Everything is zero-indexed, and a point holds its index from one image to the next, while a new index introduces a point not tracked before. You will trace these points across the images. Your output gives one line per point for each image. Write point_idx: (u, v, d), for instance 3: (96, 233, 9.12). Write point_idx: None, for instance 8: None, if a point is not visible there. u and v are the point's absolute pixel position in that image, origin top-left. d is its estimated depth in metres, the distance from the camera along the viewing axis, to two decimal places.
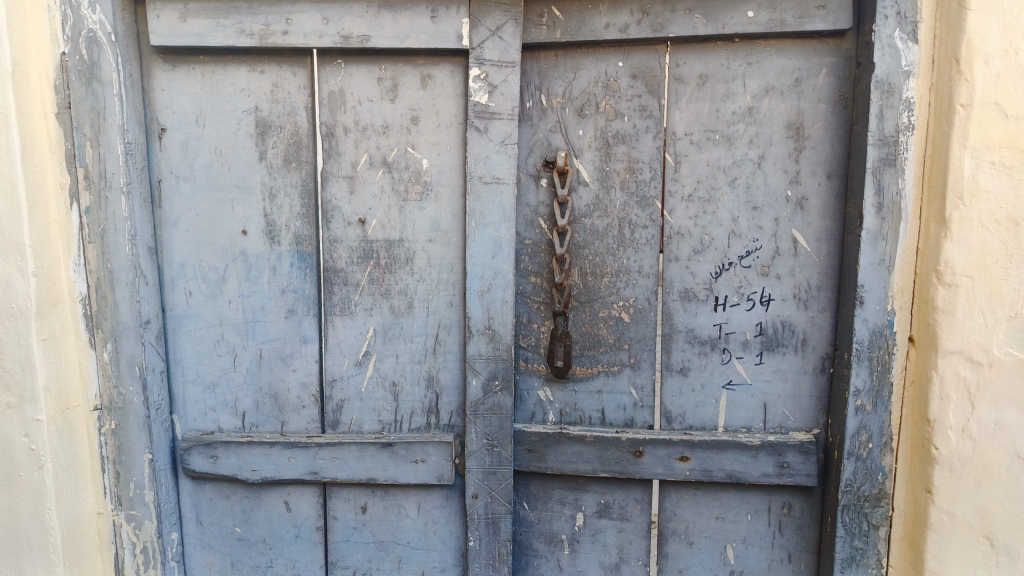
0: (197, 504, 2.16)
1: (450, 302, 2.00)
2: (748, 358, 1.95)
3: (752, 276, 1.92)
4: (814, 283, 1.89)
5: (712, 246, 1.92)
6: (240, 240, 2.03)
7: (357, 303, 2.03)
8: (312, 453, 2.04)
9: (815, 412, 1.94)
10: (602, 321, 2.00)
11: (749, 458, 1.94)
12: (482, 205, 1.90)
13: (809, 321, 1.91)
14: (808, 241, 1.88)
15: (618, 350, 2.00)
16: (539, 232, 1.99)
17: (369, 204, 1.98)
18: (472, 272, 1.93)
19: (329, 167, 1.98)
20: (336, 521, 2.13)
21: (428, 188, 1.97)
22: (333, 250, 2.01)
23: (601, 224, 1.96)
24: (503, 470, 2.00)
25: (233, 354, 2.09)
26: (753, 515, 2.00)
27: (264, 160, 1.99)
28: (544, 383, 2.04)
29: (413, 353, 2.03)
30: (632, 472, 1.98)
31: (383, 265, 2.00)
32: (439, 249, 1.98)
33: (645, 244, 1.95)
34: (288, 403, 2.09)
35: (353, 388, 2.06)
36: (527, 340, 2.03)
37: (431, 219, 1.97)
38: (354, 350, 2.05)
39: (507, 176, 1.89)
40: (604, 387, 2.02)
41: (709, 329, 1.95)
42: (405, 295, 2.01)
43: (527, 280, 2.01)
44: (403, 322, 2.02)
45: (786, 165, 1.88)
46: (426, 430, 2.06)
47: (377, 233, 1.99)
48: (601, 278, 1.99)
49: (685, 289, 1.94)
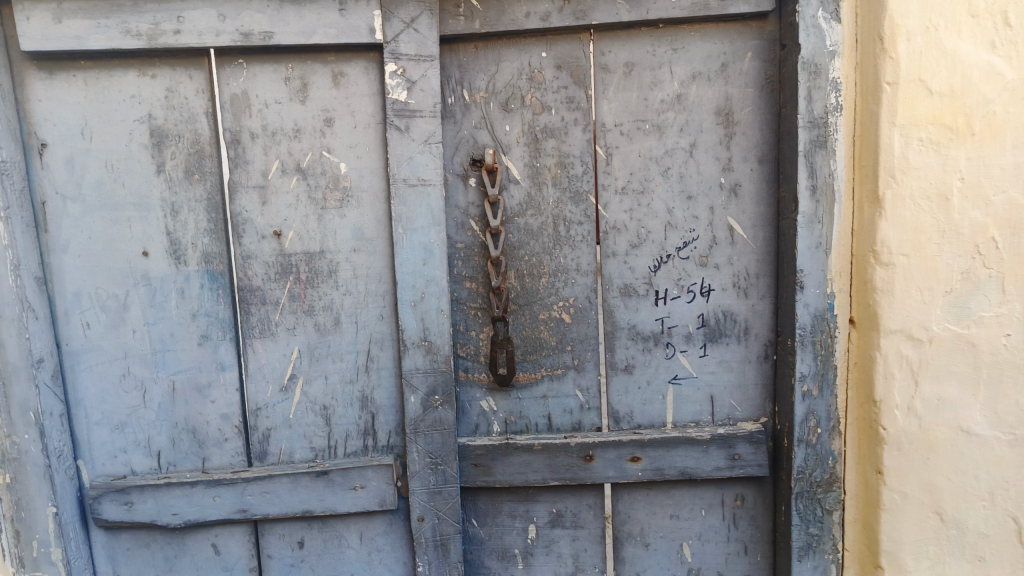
0: (113, 556, 1.95)
1: (380, 315, 1.87)
2: (692, 351, 1.88)
3: (691, 267, 1.86)
4: (753, 271, 1.85)
5: (649, 239, 1.86)
6: (142, 263, 1.84)
7: (279, 323, 1.87)
8: (239, 489, 1.88)
9: (761, 401, 1.88)
10: (542, 324, 1.91)
11: (700, 453, 1.87)
12: (409, 210, 1.79)
13: (750, 309, 1.86)
14: (744, 228, 1.84)
15: (561, 353, 1.92)
16: (471, 234, 1.89)
17: (283, 214, 1.83)
18: (402, 282, 1.81)
19: (236, 177, 1.82)
20: (271, 559, 1.97)
21: (348, 194, 1.82)
22: (247, 267, 1.85)
23: (535, 223, 1.88)
24: (449, 489, 1.90)
25: (142, 389, 1.89)
26: (707, 510, 1.94)
27: (162, 173, 1.81)
28: (487, 393, 1.95)
29: (343, 373, 1.89)
30: (584, 477, 1.90)
31: (304, 280, 1.85)
32: (365, 258, 1.84)
33: (581, 241, 1.87)
34: (209, 437, 1.91)
35: (280, 415, 1.91)
36: (465, 349, 1.93)
37: (353, 227, 1.83)
38: (279, 374, 1.89)
39: (433, 177, 1.78)
40: (548, 391, 1.93)
41: (651, 324, 1.88)
42: (331, 312, 1.87)
43: (461, 286, 1.91)
44: (330, 340, 1.88)
45: (718, 152, 1.83)
46: (363, 453, 1.93)
47: (295, 246, 1.84)
48: (539, 279, 1.90)
49: (624, 284, 1.87)
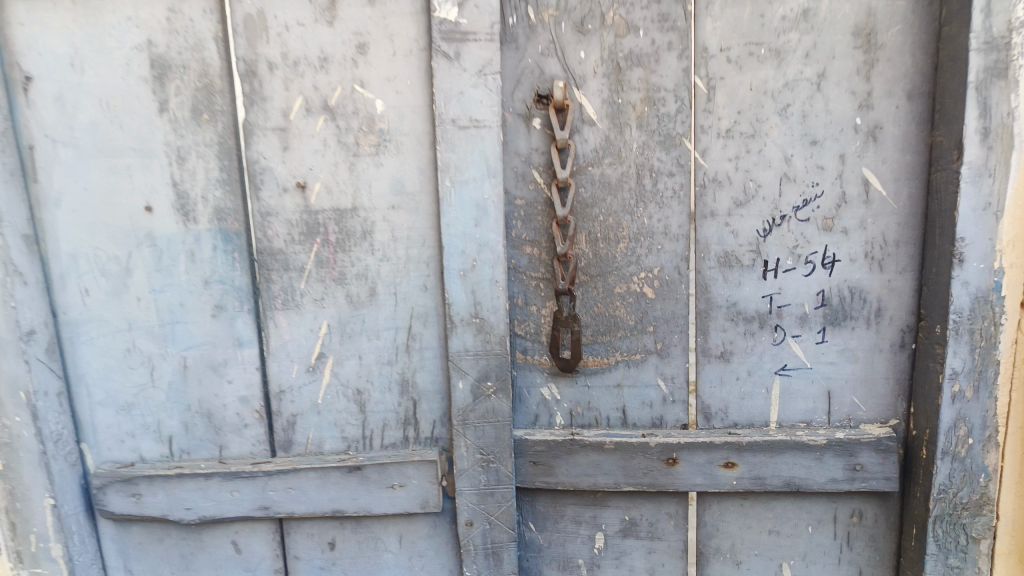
0: (124, 550, 1.73)
1: (423, 286, 1.55)
2: (806, 337, 1.52)
3: (810, 232, 1.48)
4: (891, 238, 1.46)
5: (759, 196, 1.48)
6: (145, 220, 1.55)
7: (304, 293, 1.57)
8: (260, 484, 1.62)
9: (892, 399, 1.52)
10: (617, 298, 1.57)
11: (812, 461, 1.52)
12: (459, 158, 1.46)
13: (885, 285, 1.48)
14: (883, 182, 1.45)
15: (641, 335, 1.58)
16: (533, 188, 1.55)
17: (309, 162, 1.50)
18: (449, 245, 1.49)
19: (253, 117, 1.49)
20: (299, 561, 1.72)
21: (386, 138, 1.48)
22: (268, 226, 1.53)
23: (613, 174, 1.52)
24: (502, 491, 1.62)
25: (150, 366, 1.63)
26: (815, 527, 1.60)
27: (165, 112, 1.50)
28: (549, 379, 1.63)
29: (380, 353, 1.59)
30: (665, 484, 1.58)
31: (333, 242, 1.54)
32: (406, 217, 1.52)
33: (671, 197, 1.51)
34: (226, 423, 1.65)
35: (307, 400, 1.62)
36: (524, 327, 1.62)
37: (390, 178, 1.50)
38: (305, 353, 1.60)
39: (489, 117, 1.44)
40: (624, 380, 1.60)
41: (755, 302, 1.52)
42: (365, 281, 1.55)
43: (520, 251, 1.58)
44: (364, 314, 1.57)
45: (854, 85, 1.43)
46: (403, 446, 1.64)
47: (323, 201, 1.52)
48: (616, 244, 1.55)
49: (724, 252, 1.51)
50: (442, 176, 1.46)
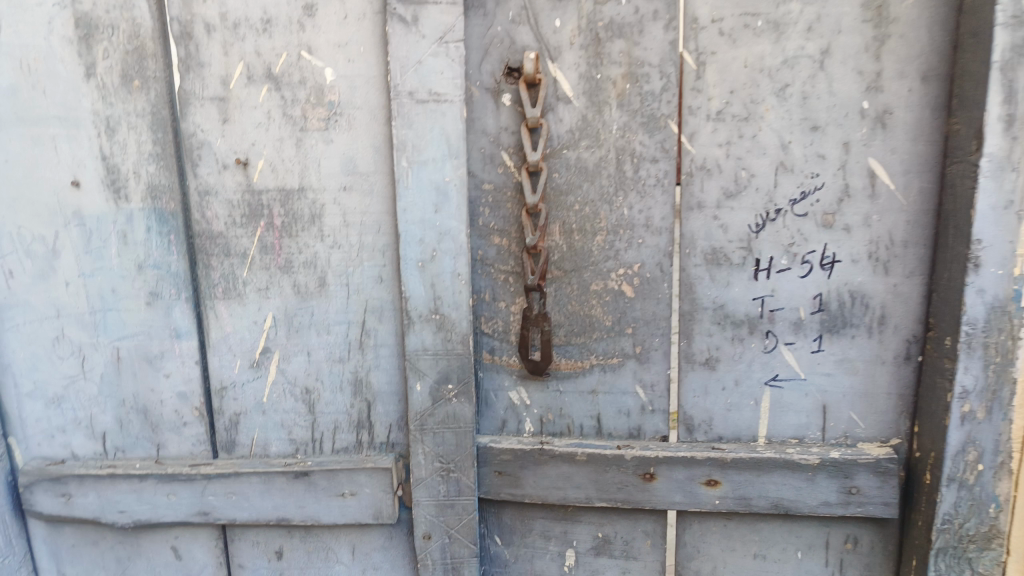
0: (56, 553, 1.61)
1: (378, 278, 1.40)
2: (801, 345, 1.36)
3: (809, 228, 1.32)
4: (899, 238, 1.29)
5: (752, 186, 1.32)
6: (71, 196, 1.40)
7: (246, 282, 1.42)
8: (199, 488, 1.48)
9: (894, 416, 1.36)
10: (593, 296, 1.42)
11: (803, 483, 1.36)
12: (416, 136, 1.30)
13: (890, 290, 1.32)
14: (891, 174, 1.28)
15: (618, 337, 1.43)
16: (502, 171, 1.39)
17: (251, 137, 1.35)
18: (405, 233, 1.34)
19: (188, 85, 1.34)
20: (244, 570, 1.59)
21: (336, 111, 1.33)
22: (207, 207, 1.38)
23: (590, 158, 1.36)
24: (464, 503, 1.48)
25: (81, 357, 1.49)
26: (804, 552, 1.46)
27: (92, 78, 1.35)
28: (517, 382, 1.49)
29: (331, 350, 1.45)
30: (641, 501, 1.44)
31: (278, 226, 1.39)
32: (359, 200, 1.36)
33: (654, 185, 1.35)
34: (163, 421, 1.51)
35: (251, 398, 1.48)
36: (491, 325, 1.47)
37: (341, 157, 1.35)
38: (249, 347, 1.46)
39: (450, 90, 1.28)
40: (599, 385, 1.46)
41: (745, 305, 1.37)
42: (313, 270, 1.40)
43: (487, 242, 1.43)
44: (313, 306, 1.42)
45: (861, 63, 1.26)
46: (355, 451, 1.50)
47: (267, 180, 1.36)
48: (593, 237, 1.40)
49: (711, 247, 1.36)
50: (398, 156, 1.31)
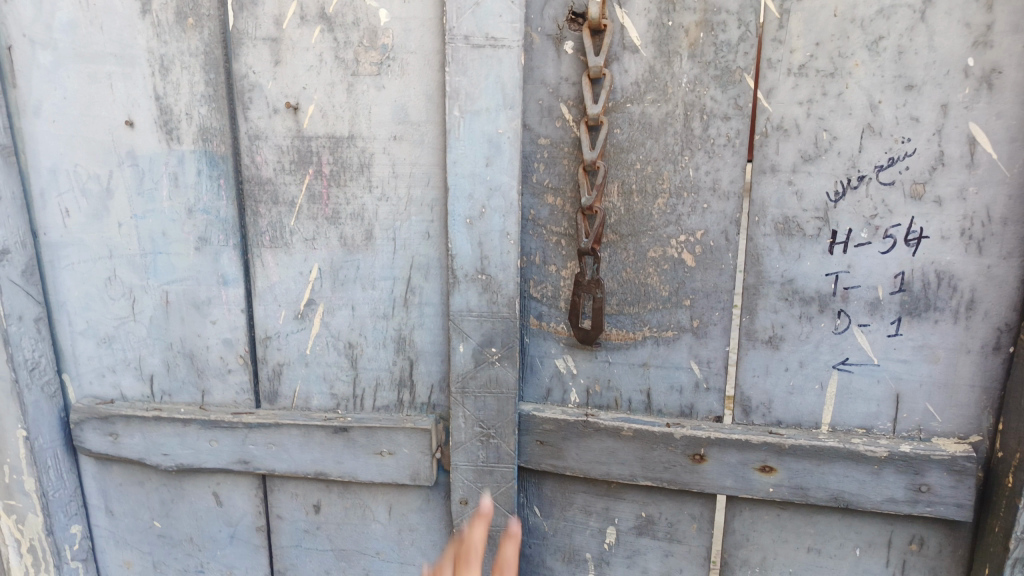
0: (105, 490, 1.64)
1: (425, 233, 1.34)
2: (877, 327, 1.24)
3: (894, 199, 1.19)
4: (997, 214, 1.15)
5: (833, 150, 1.21)
6: (125, 135, 1.40)
7: (293, 232, 1.38)
8: (240, 436, 1.47)
9: (976, 411, 1.23)
10: (650, 263, 1.34)
11: (867, 477, 1.26)
12: (470, 83, 1.24)
13: (982, 272, 1.18)
14: (993, 142, 1.14)
15: (675, 309, 1.34)
16: (560, 125, 1.33)
17: (302, 80, 1.30)
18: (454, 187, 1.28)
19: (242, 24, 1.30)
20: (282, 521, 1.59)
21: (389, 55, 1.28)
22: (256, 151, 1.35)
23: (655, 114, 1.27)
24: (503, 471, 1.43)
25: (131, 299, 1.50)
26: (863, 550, 1.35)
27: (148, 14, 1.33)
28: (565, 350, 1.43)
29: (375, 305, 1.40)
30: (689, 483, 1.36)
31: (327, 174, 1.34)
32: (408, 150, 1.31)
33: (724, 145, 1.25)
34: (209, 366, 1.50)
35: (294, 350, 1.45)
36: (541, 289, 1.42)
37: (392, 104, 1.29)
38: (294, 298, 1.42)
39: (508, 34, 1.21)
40: (651, 358, 1.38)
41: (816, 280, 1.25)
42: (360, 221, 1.36)
43: (540, 201, 1.38)
44: (359, 260, 1.38)
45: (969, 14, 1.11)
46: (396, 410, 1.46)
47: (316, 125, 1.32)
48: (653, 200, 1.31)
49: (783, 216, 1.25)
50: (450, 104, 1.25)
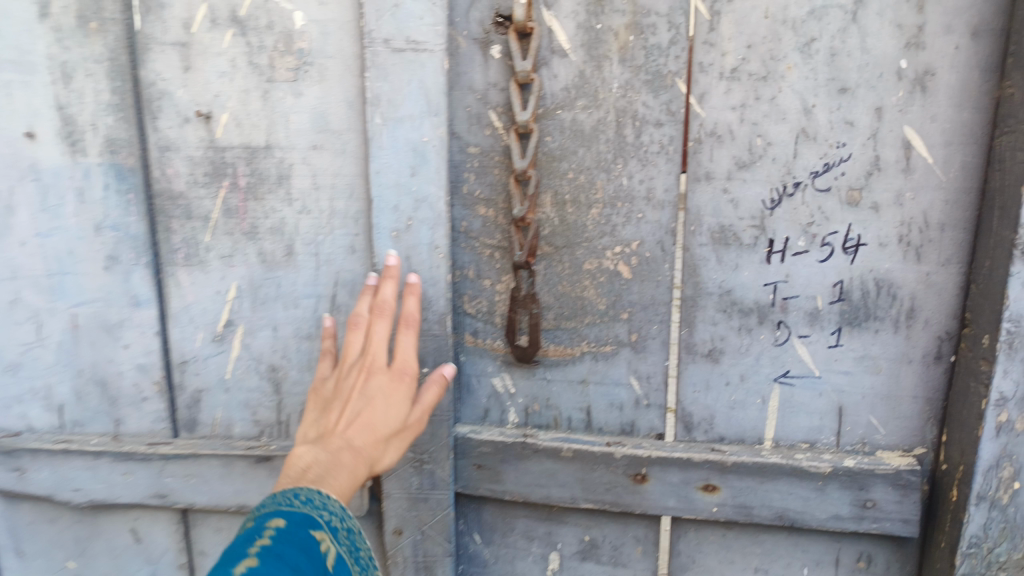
0: (13, 530, 1.51)
1: (350, 247, 1.27)
2: (817, 338, 1.20)
3: (830, 206, 1.16)
4: (935, 219, 1.13)
5: (768, 156, 1.17)
6: (26, 147, 1.30)
7: (209, 248, 1.30)
8: (156, 468, 1.38)
9: (920, 423, 1.19)
10: (586, 275, 1.29)
11: (812, 493, 1.21)
12: (392, 89, 1.17)
13: (921, 280, 1.15)
14: (929, 145, 1.11)
15: (613, 322, 1.29)
16: (489, 133, 1.28)
17: (214, 87, 1.23)
18: (378, 198, 1.22)
19: (150, 29, 1.23)
20: (206, 558, 1.49)
21: (306, 60, 1.21)
22: (167, 164, 1.27)
23: (586, 120, 1.23)
24: (438, 497, 1.36)
25: (36, 322, 1.38)
26: (811, 570, 1.31)
27: (47, 19, 1.24)
28: (501, 367, 1.37)
29: (299, 325, 1.32)
30: (631, 504, 1.30)
31: (243, 187, 1.27)
32: (330, 160, 1.24)
33: (657, 153, 1.21)
34: (123, 395, 1.40)
35: (213, 374, 1.36)
36: (475, 304, 1.36)
37: (311, 112, 1.23)
38: (211, 319, 1.34)
39: (431, 38, 1.15)
40: (590, 375, 1.32)
41: (754, 291, 1.21)
42: (280, 236, 1.28)
43: (473, 213, 1.32)
44: (280, 276, 1.30)
45: (901, 15, 1.09)
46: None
47: (230, 135, 1.25)
48: (587, 210, 1.26)
49: (719, 224, 1.21)
50: (371, 111, 1.18)
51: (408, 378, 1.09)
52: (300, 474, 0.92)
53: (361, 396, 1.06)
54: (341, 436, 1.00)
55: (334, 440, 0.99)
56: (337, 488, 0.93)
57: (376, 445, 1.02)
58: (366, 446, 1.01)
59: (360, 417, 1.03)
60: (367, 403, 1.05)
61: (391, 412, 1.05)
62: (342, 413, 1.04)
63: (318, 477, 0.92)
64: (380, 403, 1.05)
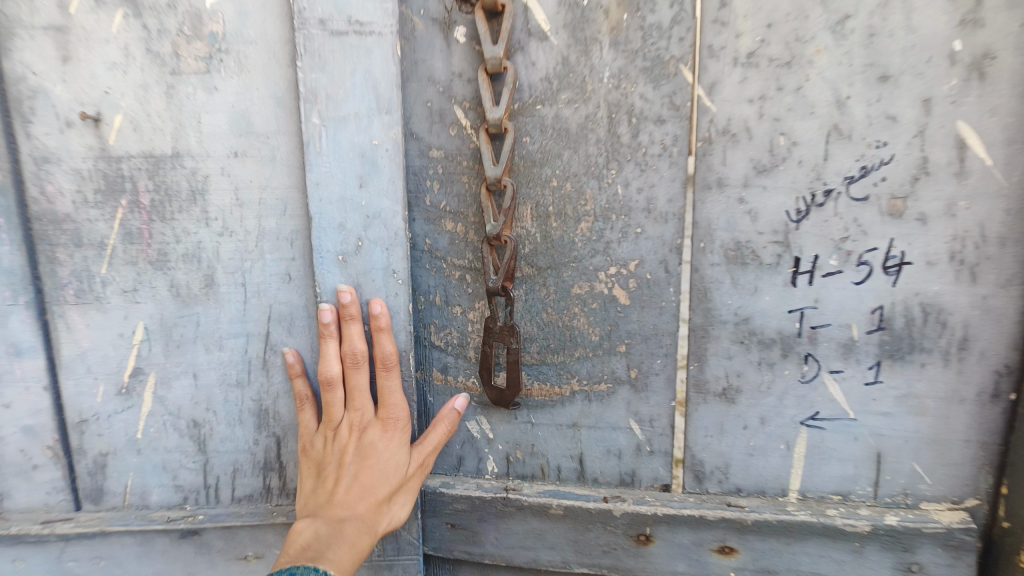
0: None
1: (285, 275, 1.03)
2: (852, 374, 1.02)
3: (868, 218, 0.97)
4: (993, 233, 0.94)
5: (793, 159, 0.97)
6: None
7: (106, 282, 1.05)
8: (55, 551, 1.12)
9: (972, 470, 1.02)
10: (574, 301, 1.07)
11: (847, 555, 1.03)
12: (331, 82, 0.93)
13: (976, 305, 0.96)
14: (986, 144, 0.92)
15: (609, 357, 1.08)
16: (454, 133, 1.05)
17: (102, 82, 0.98)
18: (319, 216, 0.98)
19: (9, 8, 0.95)
20: None
21: (219, 46, 0.96)
22: (48, 179, 1.01)
23: (572, 117, 1.01)
24: (405, 564, 1.15)
25: None
26: None
27: None
28: (477, 411, 1.15)
29: (225, 371, 1.08)
30: (633, 569, 1.11)
31: (146, 207, 1.02)
32: (255, 170, 1.00)
33: (659, 155, 1.00)
34: (6, 464, 1.13)
35: (119, 435, 1.11)
36: (444, 336, 1.13)
37: (228, 111, 0.98)
38: (114, 368, 1.09)
39: (377, 17, 0.91)
40: (582, 418, 1.11)
41: (777, 319, 1.02)
42: (196, 264, 1.04)
43: (438, 228, 1.09)
44: (199, 314, 1.06)
45: None
46: (263, 500, 1.14)
47: (127, 142, 1.00)
48: (576, 224, 1.05)
49: (733, 240, 1.01)
50: (307, 109, 0.94)
51: (401, 425, 0.98)
52: (301, 551, 0.84)
53: (356, 455, 0.96)
54: (342, 504, 0.92)
55: (335, 510, 0.91)
56: (339, 563, 0.84)
57: (380, 507, 0.93)
58: (369, 511, 0.92)
59: (358, 480, 0.94)
60: (363, 462, 0.95)
61: (389, 469, 0.96)
62: (339, 477, 0.95)
63: (319, 553, 0.83)
64: (377, 460, 0.96)
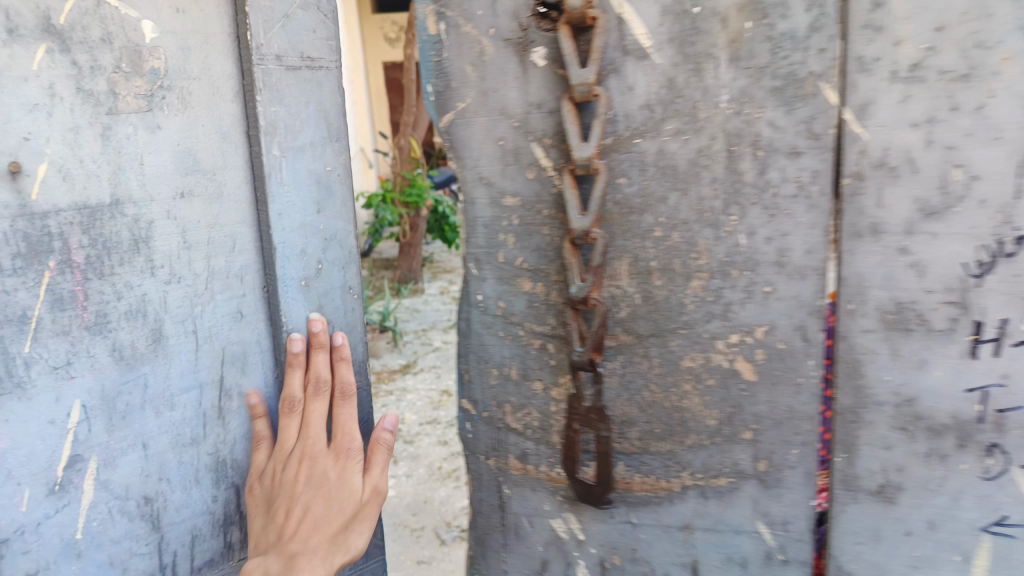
0: None
1: (237, 313, 1.03)
2: None
3: None
4: None
5: (971, 197, 0.73)
6: None
7: (30, 362, 0.87)
8: None
9: None
10: (685, 376, 0.88)
11: None
12: (288, 113, 1.00)
13: None
14: None
15: (729, 445, 0.88)
16: (533, 176, 0.86)
17: (20, 125, 0.83)
18: (282, 245, 1.02)
19: None
20: None
21: (162, 83, 0.93)
22: None
23: (679, 152, 0.83)
24: None
25: None
26: None
27: None
28: (562, 506, 0.95)
29: (178, 432, 1.00)
30: None
31: (79, 265, 0.89)
32: (203, 210, 0.98)
33: (794, 197, 0.80)
34: None
35: (52, 544, 0.91)
36: (523, 418, 0.95)
37: (173, 150, 0.95)
38: (44, 462, 0.89)
39: (326, 53, 1.03)
40: (695, 519, 0.91)
41: (950, 401, 0.78)
42: (141, 320, 0.95)
43: (513, 289, 0.91)
44: (146, 374, 0.96)
45: None
46: (224, 561, 1.08)
47: (56, 193, 0.86)
48: (687, 283, 0.86)
49: (893, 301, 0.79)
50: (268, 141, 0.99)
51: (354, 451, 0.98)
52: None
53: (309, 484, 0.95)
54: (295, 540, 0.92)
55: (288, 546, 0.91)
56: None
57: (335, 539, 0.93)
58: (322, 543, 0.92)
59: (311, 511, 0.93)
60: (318, 492, 0.94)
61: (344, 497, 0.95)
62: (289, 511, 0.93)
63: None
64: (331, 489, 0.95)
